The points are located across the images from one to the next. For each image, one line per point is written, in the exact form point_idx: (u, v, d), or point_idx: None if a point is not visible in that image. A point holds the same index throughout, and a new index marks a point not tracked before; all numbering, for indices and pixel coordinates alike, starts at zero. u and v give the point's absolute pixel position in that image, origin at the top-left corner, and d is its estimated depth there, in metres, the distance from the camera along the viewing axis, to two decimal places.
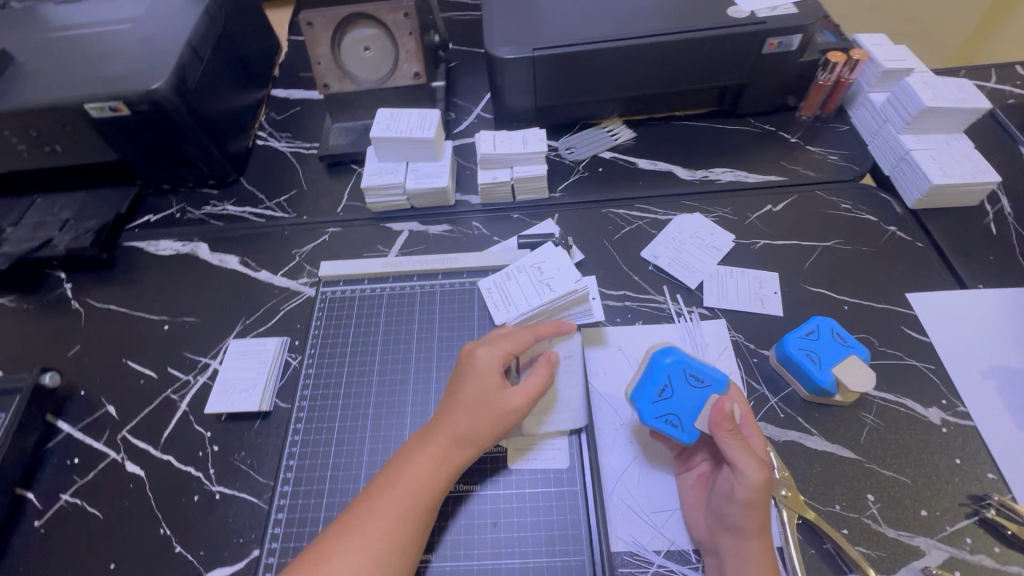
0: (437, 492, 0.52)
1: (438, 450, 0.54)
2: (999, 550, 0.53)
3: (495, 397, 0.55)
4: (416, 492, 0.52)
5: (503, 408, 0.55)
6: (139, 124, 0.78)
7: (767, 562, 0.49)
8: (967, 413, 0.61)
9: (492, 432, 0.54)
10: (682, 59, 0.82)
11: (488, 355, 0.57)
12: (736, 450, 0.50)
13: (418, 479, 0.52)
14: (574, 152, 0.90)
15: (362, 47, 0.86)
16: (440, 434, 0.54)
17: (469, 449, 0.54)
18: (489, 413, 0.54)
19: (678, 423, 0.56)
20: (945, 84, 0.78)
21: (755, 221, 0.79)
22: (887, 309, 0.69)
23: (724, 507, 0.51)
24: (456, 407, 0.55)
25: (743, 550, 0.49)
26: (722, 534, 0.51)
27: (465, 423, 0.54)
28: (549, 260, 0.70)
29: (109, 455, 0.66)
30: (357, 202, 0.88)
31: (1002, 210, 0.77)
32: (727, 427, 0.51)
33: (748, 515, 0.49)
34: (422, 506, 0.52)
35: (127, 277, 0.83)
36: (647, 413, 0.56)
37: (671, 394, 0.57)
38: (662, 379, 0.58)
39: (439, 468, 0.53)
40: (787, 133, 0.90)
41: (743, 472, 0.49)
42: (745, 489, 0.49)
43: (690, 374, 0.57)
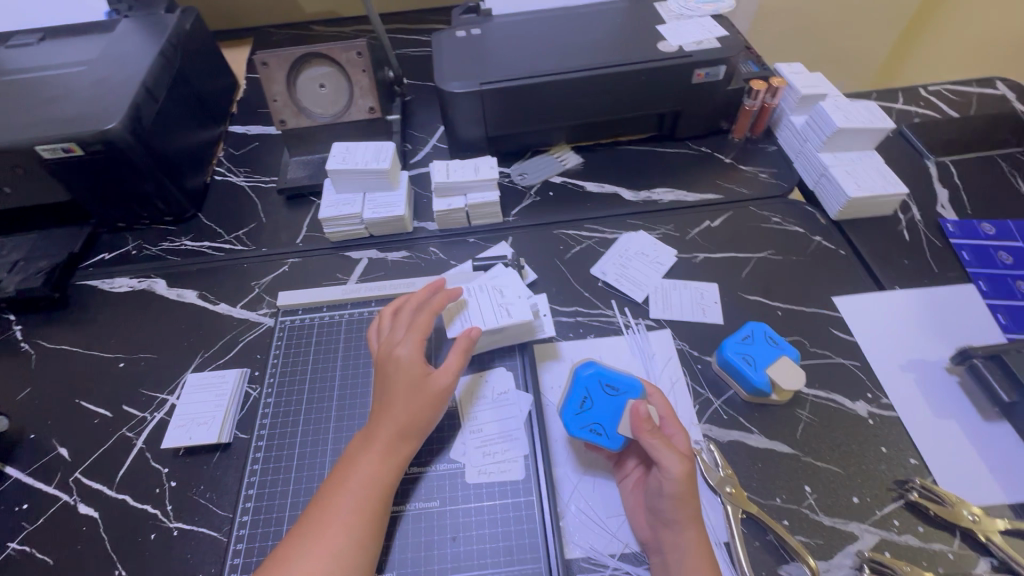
0: (387, 484, 0.56)
1: (383, 443, 0.57)
2: (923, 530, 0.57)
3: (424, 377, 0.60)
4: (370, 487, 0.55)
5: (433, 391, 0.59)
6: (93, 163, 0.79)
7: (703, 551, 0.52)
8: (890, 404, 0.66)
9: (426, 415, 0.59)
10: (619, 90, 0.88)
11: (411, 345, 0.62)
12: (658, 447, 0.53)
13: (371, 474, 0.55)
14: (525, 178, 0.94)
15: (317, 85, 0.89)
16: (383, 429, 0.58)
17: (409, 438, 0.58)
18: (421, 396, 0.59)
19: (601, 430, 0.59)
20: (855, 107, 0.86)
21: (695, 237, 0.85)
22: (816, 313, 0.75)
23: (658, 504, 0.54)
24: (391, 400, 0.59)
25: (681, 543, 0.52)
26: (663, 530, 0.54)
27: (401, 413, 0.58)
28: (510, 280, 0.72)
29: (61, 499, 0.65)
30: (316, 233, 0.90)
31: (913, 218, 0.84)
32: (647, 428, 0.54)
33: (678, 507, 0.52)
34: (377, 498, 0.55)
35: (81, 317, 0.82)
36: (572, 424, 0.60)
37: (592, 405, 0.61)
38: (582, 392, 0.62)
39: (386, 462, 0.56)
40: (722, 154, 0.97)
41: (667, 468, 0.52)
42: (672, 483, 0.52)
43: (606, 385, 0.61)
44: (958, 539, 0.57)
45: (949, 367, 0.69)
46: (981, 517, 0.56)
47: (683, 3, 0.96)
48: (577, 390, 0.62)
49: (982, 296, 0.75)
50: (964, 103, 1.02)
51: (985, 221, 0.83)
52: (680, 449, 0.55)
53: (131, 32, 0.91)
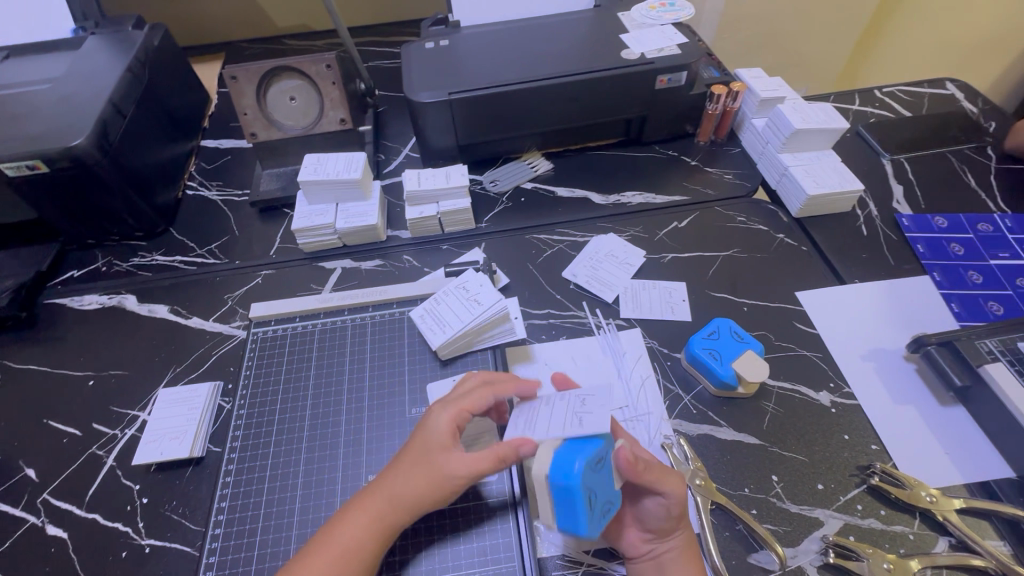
0: (366, 554, 0.52)
1: (368, 509, 0.54)
2: (885, 513, 0.59)
3: (437, 460, 0.54)
4: (345, 553, 0.52)
5: (437, 472, 0.53)
6: (60, 180, 0.78)
7: (691, 551, 0.56)
8: (852, 393, 0.68)
9: (425, 497, 0.53)
10: (585, 97, 0.90)
11: (443, 419, 0.57)
12: (660, 477, 0.54)
13: (350, 540, 0.52)
14: (497, 184, 0.96)
15: (288, 97, 0.90)
16: (375, 497, 0.55)
17: (400, 512, 0.54)
18: (425, 475, 0.54)
19: (609, 503, 0.52)
20: (811, 109, 0.89)
21: (663, 237, 0.87)
22: (780, 307, 0.77)
23: (654, 521, 0.55)
24: (394, 470, 0.56)
25: (672, 547, 0.55)
26: (653, 539, 0.56)
27: (396, 484, 0.54)
28: (471, 279, 0.75)
29: (28, 521, 0.64)
30: (289, 244, 0.90)
31: (870, 214, 0.88)
32: (641, 468, 0.53)
33: (676, 522, 0.55)
34: (352, 568, 0.51)
35: (49, 335, 0.81)
36: (595, 527, 0.49)
37: (598, 493, 0.50)
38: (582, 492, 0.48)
39: (369, 530, 0.53)
40: (688, 157, 0.99)
41: (671, 493, 0.54)
42: (676, 504, 0.54)
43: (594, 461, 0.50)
44: (918, 520, 0.59)
45: (907, 355, 0.71)
46: (939, 498, 0.59)
47: (645, 11, 0.99)
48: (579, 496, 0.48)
49: (937, 286, 0.78)
50: (915, 104, 1.07)
51: (938, 214, 0.87)
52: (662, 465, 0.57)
53: (98, 49, 0.91)
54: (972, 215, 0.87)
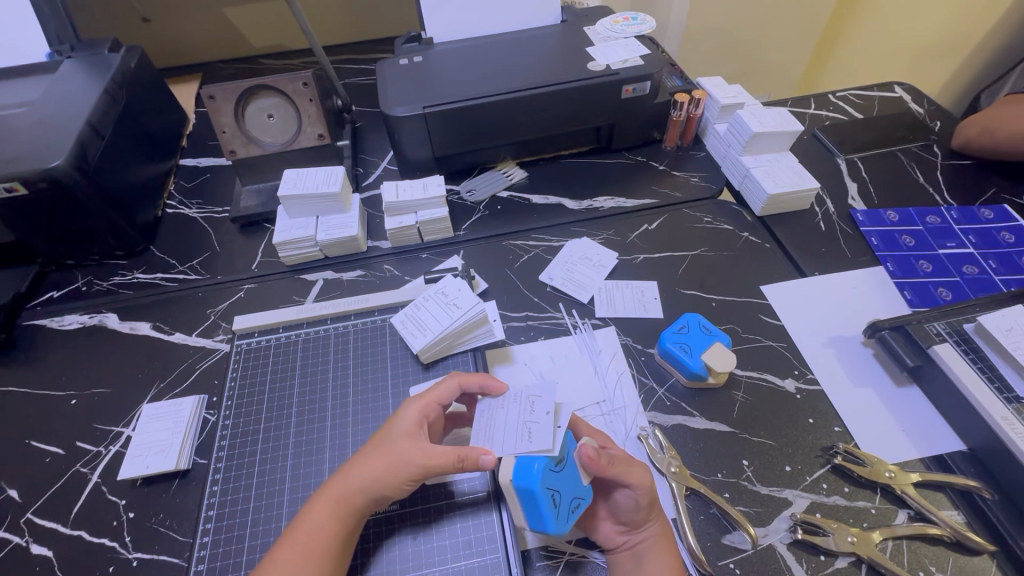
0: (328, 540, 0.53)
1: (330, 495, 0.55)
2: (848, 490, 0.63)
3: (392, 443, 0.57)
4: (308, 539, 0.53)
5: (399, 457, 0.55)
6: (38, 202, 0.79)
7: (663, 538, 0.58)
8: (815, 379, 0.72)
9: (388, 482, 0.55)
10: (555, 107, 0.94)
11: (410, 409, 0.60)
12: (626, 472, 0.56)
13: (312, 526, 0.53)
14: (474, 194, 0.99)
15: (265, 115, 0.92)
16: (335, 483, 0.56)
17: (362, 497, 0.55)
18: (387, 460, 0.55)
19: (578, 498, 0.56)
20: (768, 113, 0.94)
21: (634, 239, 0.91)
22: (746, 301, 0.81)
23: (627, 514, 0.57)
24: (357, 459, 0.57)
25: (646, 536, 0.57)
26: (628, 531, 0.58)
27: (357, 470, 0.56)
28: (450, 285, 0.78)
29: (12, 541, 0.64)
30: (271, 258, 0.92)
31: (828, 210, 0.93)
32: (604, 463, 0.54)
33: (648, 515, 0.57)
34: (316, 554, 0.52)
35: (29, 357, 0.81)
36: (562, 524, 0.54)
37: (559, 493, 0.54)
38: (546, 492, 0.53)
39: (332, 516, 0.54)
40: (656, 162, 1.04)
41: (638, 485, 0.56)
42: (644, 496, 0.56)
43: (550, 465, 0.55)
44: (879, 495, 0.62)
45: (864, 342, 0.75)
46: (897, 473, 0.62)
47: (609, 25, 1.03)
48: (543, 497, 0.53)
49: (891, 276, 0.83)
50: (867, 106, 1.13)
51: (890, 209, 0.92)
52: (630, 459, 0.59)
53: (73, 72, 0.92)
54: (921, 209, 0.92)
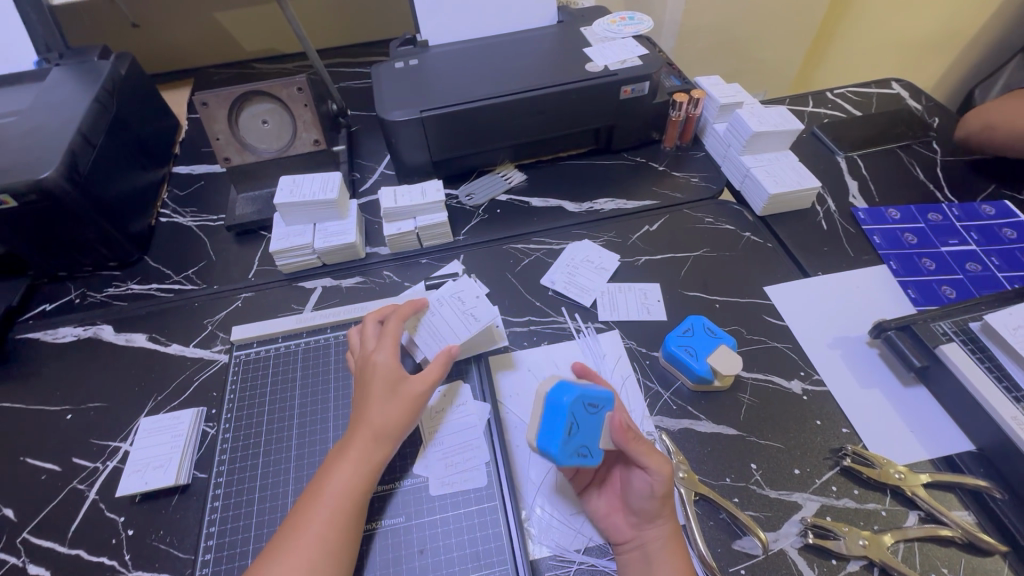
0: (364, 490, 0.57)
1: (360, 452, 0.58)
2: (858, 492, 0.62)
3: (400, 387, 0.61)
4: (344, 493, 0.56)
5: (410, 394, 0.61)
6: (28, 213, 0.77)
7: (675, 539, 0.56)
8: (821, 380, 0.72)
9: (407, 420, 0.61)
10: (553, 109, 0.93)
11: (384, 355, 0.64)
12: (646, 454, 0.56)
13: (346, 482, 0.56)
14: (472, 197, 0.98)
15: (260, 120, 0.90)
16: (357, 435, 0.59)
17: (387, 444, 0.59)
18: (403, 401, 0.61)
19: (588, 451, 0.58)
20: (767, 112, 0.94)
21: (636, 241, 0.90)
22: (750, 302, 0.80)
23: (642, 504, 0.56)
24: (370, 408, 0.60)
25: (659, 534, 0.56)
26: (642, 526, 0.57)
27: (377, 418, 0.59)
28: (466, 289, 0.75)
29: (8, 561, 0.62)
30: (268, 266, 0.90)
31: (829, 209, 0.92)
32: (631, 438, 0.56)
33: (662, 507, 0.56)
34: (352, 505, 0.56)
35: (22, 371, 0.79)
36: (563, 454, 0.56)
37: (578, 429, 0.58)
38: (567, 418, 0.57)
39: (362, 470, 0.57)
40: (655, 163, 1.03)
41: (656, 471, 0.55)
42: (661, 485, 0.55)
43: (587, 404, 0.58)
44: (889, 497, 0.62)
45: (869, 341, 0.75)
46: (906, 474, 0.62)
47: (606, 26, 1.02)
48: (563, 419, 0.57)
49: (894, 275, 0.83)
50: (864, 104, 1.13)
51: (891, 207, 0.92)
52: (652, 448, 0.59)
53: (63, 80, 0.90)
54: (922, 206, 0.92)
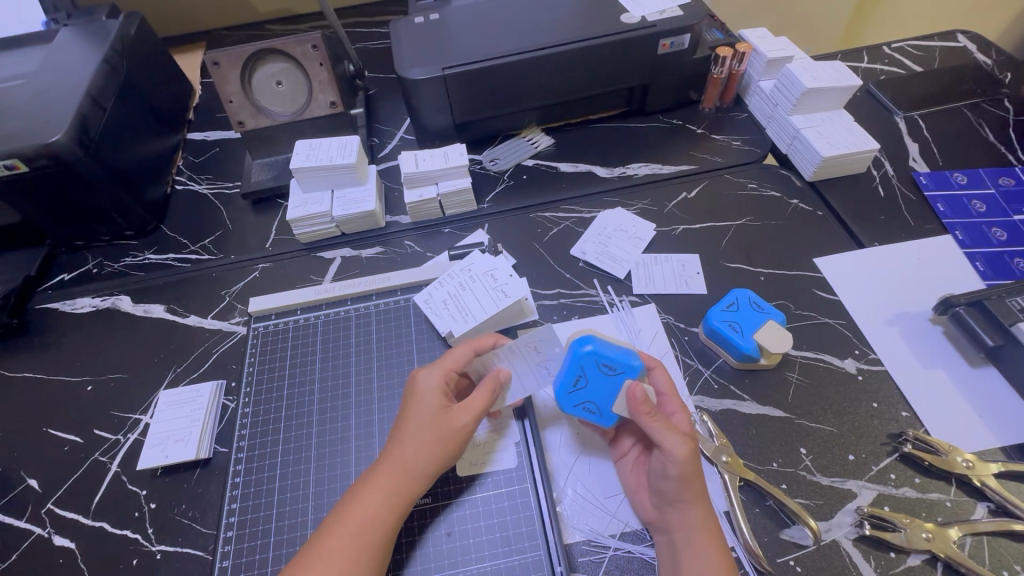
0: (387, 529, 0.51)
1: (387, 485, 0.53)
2: (920, 481, 0.57)
3: (441, 418, 0.55)
4: (365, 531, 0.50)
5: (450, 426, 0.55)
6: (40, 180, 0.75)
7: (709, 526, 0.51)
8: (878, 359, 0.66)
9: (445, 457, 0.54)
10: (585, 66, 0.86)
11: (430, 379, 0.57)
12: (660, 430, 0.51)
13: (368, 517, 0.51)
14: (497, 163, 0.92)
15: (274, 82, 0.86)
16: (387, 467, 0.54)
17: (420, 482, 0.53)
18: (440, 435, 0.54)
19: (596, 409, 0.58)
20: (821, 66, 0.85)
21: (673, 209, 0.84)
22: (799, 275, 0.74)
23: (660, 486, 0.52)
24: (404, 439, 0.55)
25: (687, 521, 0.51)
26: (668, 510, 0.52)
27: (410, 452, 0.54)
28: (500, 267, 0.71)
29: (34, 532, 0.62)
30: (285, 235, 0.87)
31: (886, 173, 0.84)
32: (646, 410, 0.53)
33: (684, 489, 0.51)
34: (373, 548, 0.50)
35: (42, 341, 0.78)
36: (565, 402, 0.59)
37: (587, 384, 0.57)
38: (576, 370, 0.58)
39: (389, 508, 0.52)
40: (693, 125, 0.96)
41: (669, 450, 0.51)
42: (675, 465, 0.50)
43: (602, 363, 0.57)
44: (954, 487, 0.57)
45: (933, 318, 0.69)
46: (975, 462, 0.57)
47: None
48: (571, 369, 0.58)
49: (959, 245, 0.75)
50: (926, 58, 1.03)
51: (957, 171, 0.84)
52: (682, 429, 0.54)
53: (71, 40, 0.86)
54: (992, 170, 0.84)
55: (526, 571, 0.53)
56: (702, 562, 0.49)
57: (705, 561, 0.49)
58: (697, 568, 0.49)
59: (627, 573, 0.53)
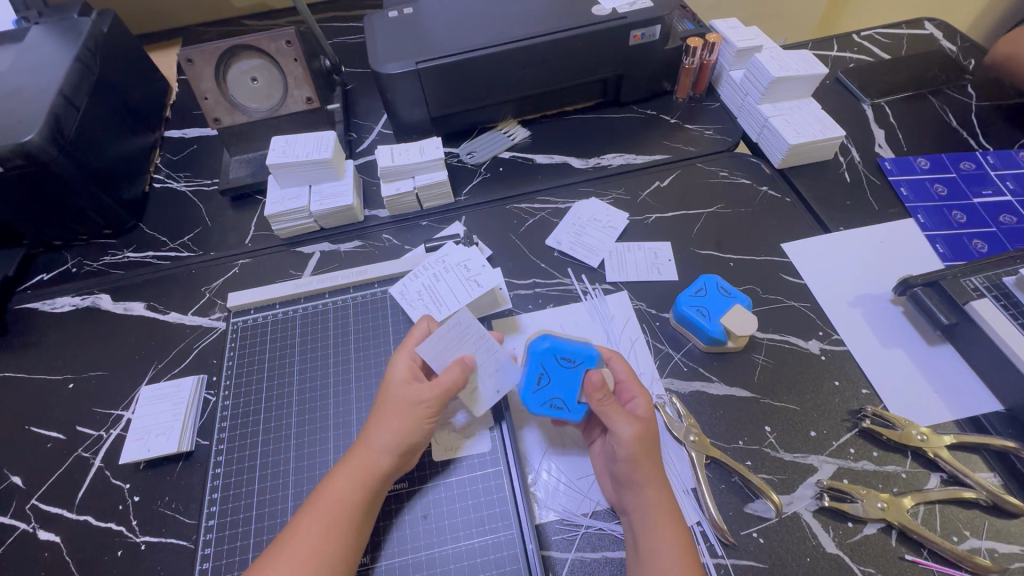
0: (356, 506, 0.53)
1: (356, 465, 0.54)
2: (878, 454, 0.60)
3: (405, 396, 0.57)
4: (335, 511, 0.52)
5: (413, 403, 0.56)
6: (15, 180, 0.75)
7: (665, 505, 0.53)
8: (840, 339, 0.68)
9: (409, 433, 0.56)
10: (558, 59, 0.88)
11: (399, 363, 0.60)
12: (610, 414, 0.54)
13: (339, 498, 0.53)
14: (474, 156, 0.93)
15: (248, 78, 0.86)
16: (359, 449, 0.56)
17: (386, 459, 0.55)
18: (403, 412, 0.56)
19: (563, 403, 0.59)
20: (788, 56, 0.87)
21: (646, 198, 0.85)
22: (766, 261, 0.76)
23: (614, 468, 0.55)
24: (375, 421, 0.57)
25: (641, 503, 0.53)
26: (625, 492, 0.55)
27: (378, 431, 0.56)
28: (474, 257, 0.73)
29: (19, 527, 0.63)
30: (264, 231, 0.88)
31: (853, 160, 0.87)
32: (599, 396, 0.55)
33: (634, 472, 0.53)
34: (344, 522, 0.52)
35: (23, 341, 0.78)
36: (532, 403, 0.60)
37: (549, 380, 0.60)
38: (538, 368, 0.61)
39: (358, 484, 0.53)
40: (667, 115, 0.97)
41: (617, 433, 0.54)
42: (623, 448, 0.53)
43: (559, 357, 0.61)
44: (910, 459, 0.59)
45: (894, 299, 0.71)
46: (929, 435, 0.59)
47: None
48: (533, 368, 0.61)
49: (921, 228, 0.78)
50: (895, 46, 1.05)
51: (920, 156, 0.86)
52: (637, 414, 0.56)
53: (42, 38, 0.86)
54: (954, 155, 0.86)
55: (501, 550, 0.55)
56: (657, 541, 0.51)
57: (662, 539, 0.51)
58: (654, 544, 0.51)
59: (597, 549, 0.55)
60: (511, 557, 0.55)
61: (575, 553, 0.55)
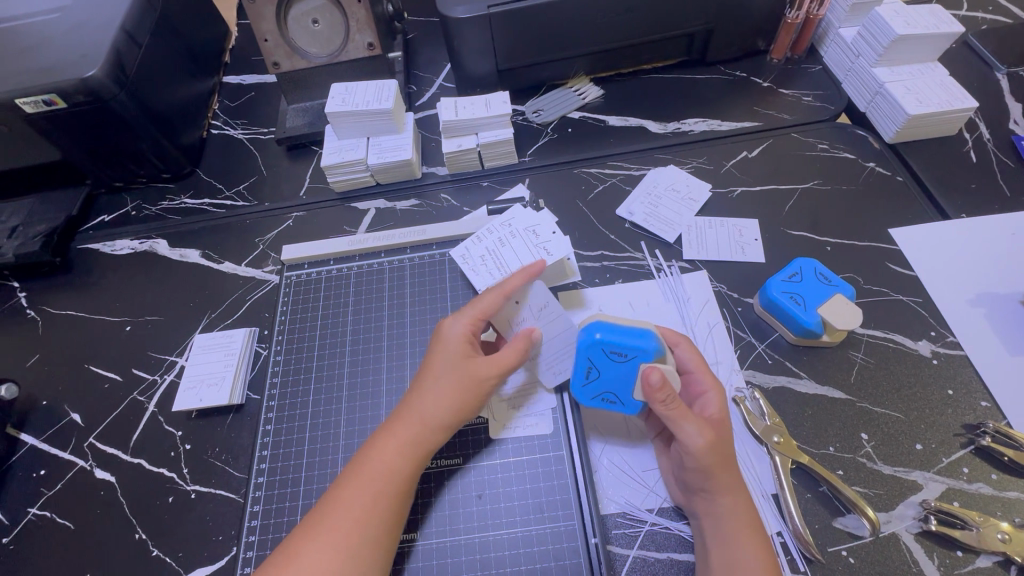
0: (402, 480, 0.49)
1: (404, 437, 0.51)
2: (997, 478, 0.52)
3: (466, 371, 0.52)
4: (380, 483, 0.49)
5: (472, 380, 0.52)
6: (78, 117, 0.73)
7: (746, 519, 0.47)
8: (957, 342, 0.60)
9: (464, 407, 0.52)
10: (644, 8, 0.78)
11: (458, 327, 0.55)
12: (675, 417, 0.47)
13: (384, 470, 0.49)
14: (541, 115, 0.86)
15: (310, 20, 0.81)
16: (406, 418, 0.52)
17: (439, 434, 0.51)
18: (461, 384, 0.52)
19: (616, 398, 0.53)
20: (915, 11, 0.75)
21: (731, 169, 0.77)
22: (871, 247, 0.67)
23: (684, 472, 0.49)
24: (423, 390, 0.53)
25: (715, 509, 0.48)
26: (694, 495, 0.49)
27: (428, 404, 0.51)
28: (543, 224, 0.67)
29: (77, 463, 0.63)
30: (320, 184, 0.84)
31: (981, 137, 0.75)
32: (662, 398, 0.47)
33: (707, 480, 0.47)
34: (388, 496, 0.48)
35: (84, 280, 0.79)
36: (582, 396, 0.54)
37: (599, 374, 0.52)
38: (586, 361, 0.52)
39: (407, 456, 0.50)
40: (759, 78, 0.87)
41: (685, 441, 0.47)
42: (693, 456, 0.47)
43: (609, 351, 0.51)
44: None
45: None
46: None
47: None
48: (580, 359, 0.52)
49: None
50: None
51: None
52: (707, 414, 0.50)
53: None
54: None
55: (559, 541, 0.51)
56: (732, 553, 0.46)
57: (738, 551, 0.46)
58: (729, 560, 0.45)
59: (663, 549, 0.51)
60: (570, 550, 0.51)
61: (637, 551, 0.51)
